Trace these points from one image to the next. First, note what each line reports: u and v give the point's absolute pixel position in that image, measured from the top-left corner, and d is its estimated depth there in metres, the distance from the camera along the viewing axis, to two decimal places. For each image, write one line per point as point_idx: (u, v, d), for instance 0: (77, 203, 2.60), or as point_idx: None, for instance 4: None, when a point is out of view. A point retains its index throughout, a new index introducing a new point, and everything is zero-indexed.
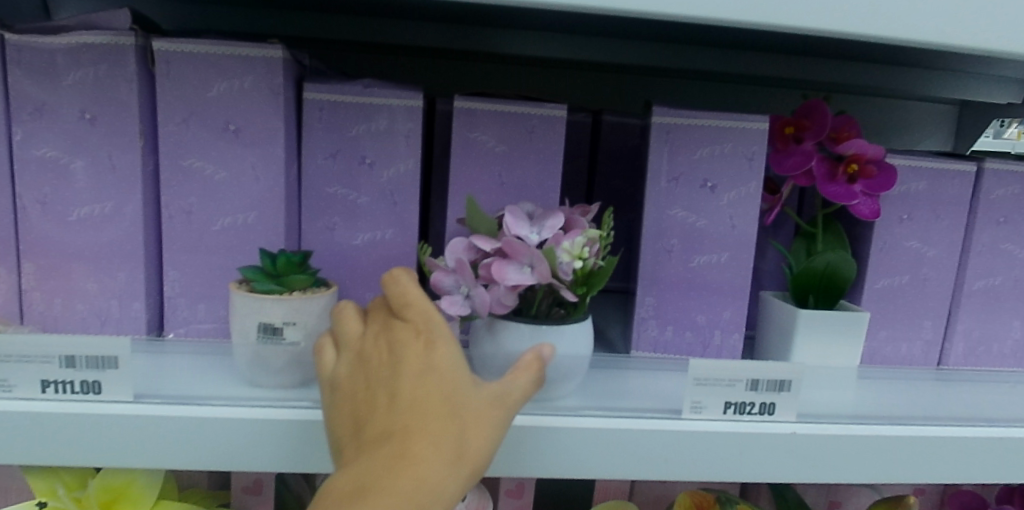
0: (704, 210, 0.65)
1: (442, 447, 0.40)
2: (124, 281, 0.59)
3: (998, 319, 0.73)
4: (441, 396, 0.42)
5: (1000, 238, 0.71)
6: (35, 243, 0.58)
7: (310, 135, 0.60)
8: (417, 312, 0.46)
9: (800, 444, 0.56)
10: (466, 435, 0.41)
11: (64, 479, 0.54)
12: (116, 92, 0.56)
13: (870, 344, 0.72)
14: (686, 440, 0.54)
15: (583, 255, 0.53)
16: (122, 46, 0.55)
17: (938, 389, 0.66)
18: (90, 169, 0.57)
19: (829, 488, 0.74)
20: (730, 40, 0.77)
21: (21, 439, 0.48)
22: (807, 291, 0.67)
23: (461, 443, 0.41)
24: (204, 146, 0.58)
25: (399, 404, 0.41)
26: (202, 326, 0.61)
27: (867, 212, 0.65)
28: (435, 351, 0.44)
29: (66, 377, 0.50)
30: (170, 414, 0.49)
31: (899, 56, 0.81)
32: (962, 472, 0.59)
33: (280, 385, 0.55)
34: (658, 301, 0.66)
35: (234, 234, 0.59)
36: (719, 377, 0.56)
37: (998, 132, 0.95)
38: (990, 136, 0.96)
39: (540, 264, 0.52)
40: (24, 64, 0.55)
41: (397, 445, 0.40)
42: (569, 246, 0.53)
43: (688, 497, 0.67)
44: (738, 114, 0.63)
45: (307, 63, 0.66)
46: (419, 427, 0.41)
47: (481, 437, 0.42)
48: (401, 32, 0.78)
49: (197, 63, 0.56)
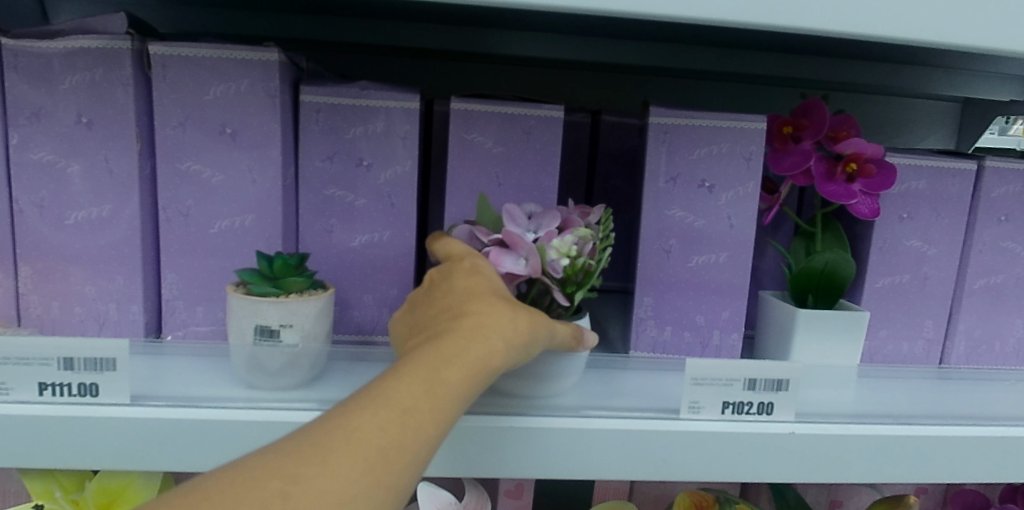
0: (702, 210, 0.64)
1: (499, 310, 0.44)
2: (122, 284, 0.59)
3: (1000, 318, 0.72)
4: (490, 286, 0.47)
5: (1001, 236, 0.70)
6: (33, 246, 0.58)
7: (307, 137, 0.60)
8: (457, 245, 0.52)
9: (799, 444, 0.55)
10: (518, 307, 0.45)
11: (61, 481, 0.54)
12: (113, 95, 0.56)
13: (871, 343, 0.71)
14: (684, 440, 0.54)
15: (572, 253, 0.53)
16: (118, 50, 0.55)
17: (939, 388, 0.66)
18: (87, 173, 0.57)
19: (830, 488, 0.73)
20: (729, 39, 0.77)
21: (19, 441, 0.49)
22: (806, 291, 0.67)
23: (516, 311, 0.45)
24: (201, 149, 0.58)
25: (456, 291, 0.46)
26: (200, 329, 0.61)
27: (866, 211, 0.64)
28: (480, 263, 0.49)
29: (63, 380, 0.50)
30: (168, 416, 0.49)
31: (900, 54, 0.81)
32: (963, 472, 0.58)
33: (277, 387, 0.55)
34: (656, 301, 0.66)
35: (231, 236, 0.59)
36: (717, 377, 0.56)
37: (1003, 128, 0.94)
38: (994, 132, 0.95)
39: (535, 258, 0.51)
40: (21, 69, 0.55)
41: (459, 311, 0.44)
42: (559, 245, 0.53)
43: (688, 497, 0.67)
44: (735, 114, 0.63)
45: (305, 66, 0.66)
46: (476, 298, 0.45)
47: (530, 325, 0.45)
48: (399, 33, 0.78)
49: (193, 66, 0.56)
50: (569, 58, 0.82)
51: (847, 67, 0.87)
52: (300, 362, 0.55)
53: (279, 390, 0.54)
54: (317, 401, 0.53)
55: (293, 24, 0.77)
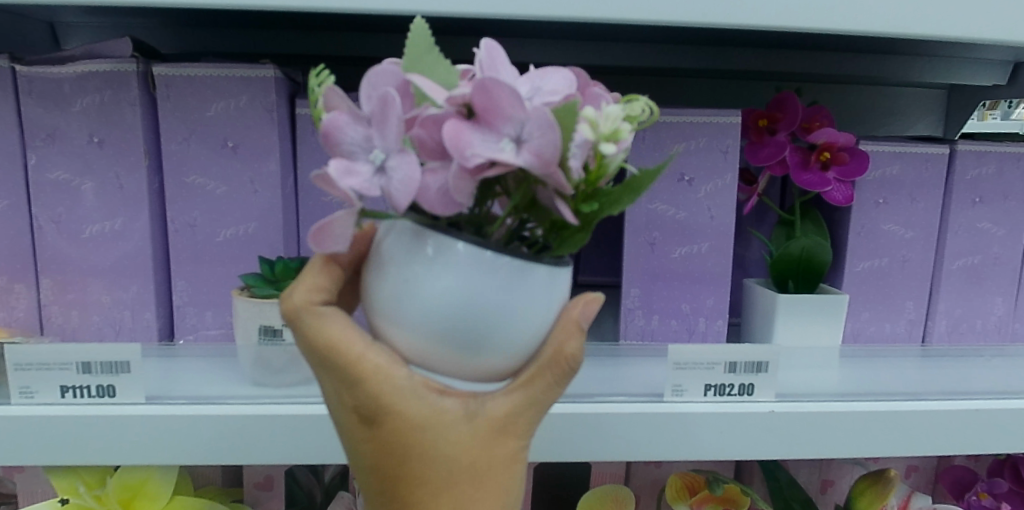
0: (683, 203, 0.67)
1: (473, 470, 0.36)
2: (135, 293, 0.63)
3: (979, 297, 0.75)
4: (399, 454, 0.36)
5: (977, 217, 0.73)
6: (51, 260, 0.62)
7: (304, 147, 0.63)
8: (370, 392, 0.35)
9: (780, 422, 0.58)
10: (463, 443, 0.36)
11: (84, 478, 0.58)
12: (121, 115, 0.60)
13: (853, 325, 0.74)
14: (669, 421, 0.57)
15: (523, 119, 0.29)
16: (125, 72, 0.59)
17: (920, 366, 0.68)
18: (101, 189, 0.61)
19: (821, 467, 0.76)
20: (708, 38, 0.80)
21: (44, 440, 0.52)
22: (786, 277, 0.70)
23: (467, 446, 0.36)
24: (205, 162, 0.61)
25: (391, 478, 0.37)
26: (210, 332, 0.64)
27: (840, 198, 0.68)
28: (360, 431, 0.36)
29: (83, 382, 0.54)
30: (182, 413, 0.53)
31: (878, 45, 0.83)
32: (941, 445, 0.60)
33: (282, 384, 0.58)
34: (643, 292, 0.68)
35: (236, 244, 0.63)
36: (699, 361, 0.58)
37: (1005, 111, 0.97)
38: (997, 116, 0.98)
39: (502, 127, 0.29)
40: (36, 93, 0.59)
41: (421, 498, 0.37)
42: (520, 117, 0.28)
43: (679, 479, 0.69)
44: (711, 109, 0.66)
45: (301, 80, 0.70)
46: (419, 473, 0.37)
47: (498, 421, 0.36)
48: (392, 46, 0.81)
49: (194, 84, 0.60)
50: (553, 61, 0.85)
51: (828, 61, 0.89)
52: (302, 359, 0.58)
53: (282, 387, 0.58)
54: (319, 394, 0.57)
55: (289, 41, 0.80)
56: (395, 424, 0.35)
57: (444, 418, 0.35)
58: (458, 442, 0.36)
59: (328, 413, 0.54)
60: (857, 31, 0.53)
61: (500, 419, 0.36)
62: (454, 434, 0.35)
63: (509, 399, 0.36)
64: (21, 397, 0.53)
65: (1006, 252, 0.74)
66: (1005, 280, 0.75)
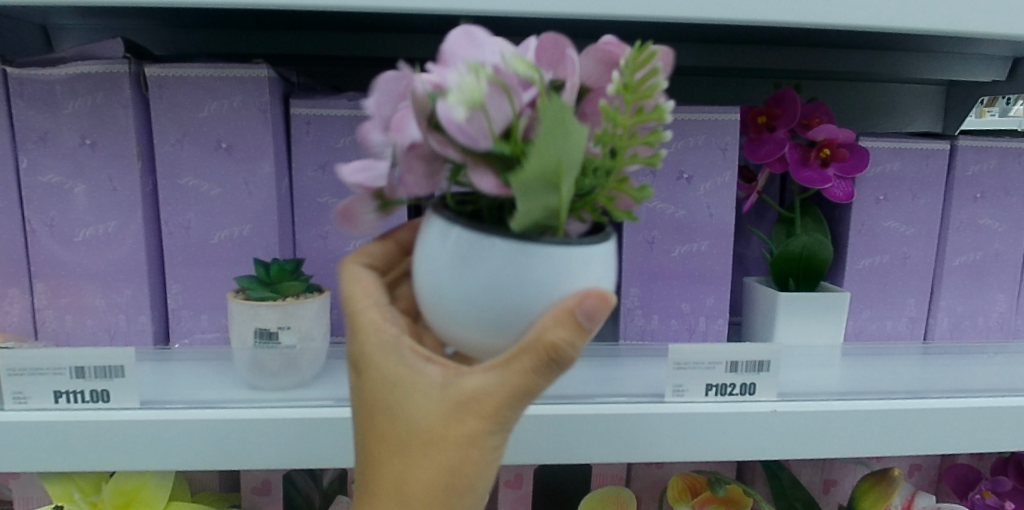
0: (682, 201, 0.67)
1: (434, 447, 0.36)
2: (130, 297, 0.62)
3: (981, 294, 0.74)
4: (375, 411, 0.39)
5: (978, 213, 0.72)
6: (44, 264, 0.61)
7: (299, 148, 0.63)
8: (365, 340, 0.39)
9: (782, 421, 0.57)
10: (426, 415, 0.36)
11: (79, 484, 0.57)
12: (114, 117, 0.59)
13: (855, 323, 0.73)
14: (670, 421, 0.56)
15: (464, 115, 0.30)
16: (117, 73, 0.59)
17: (923, 364, 0.68)
18: (93, 192, 0.60)
19: (823, 466, 0.75)
20: (707, 36, 0.79)
21: (37, 446, 0.52)
22: (786, 274, 0.69)
23: (430, 418, 0.36)
24: (198, 164, 0.61)
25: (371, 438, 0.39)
26: (206, 336, 0.64)
27: (840, 195, 0.67)
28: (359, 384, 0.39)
29: (76, 387, 0.53)
30: (176, 418, 0.52)
31: (877, 41, 0.82)
32: (945, 443, 0.60)
33: (278, 387, 0.57)
34: (643, 291, 0.68)
35: (232, 246, 0.62)
36: (699, 360, 0.58)
37: (1004, 108, 0.97)
38: (997, 113, 0.98)
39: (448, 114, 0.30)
40: (27, 96, 0.59)
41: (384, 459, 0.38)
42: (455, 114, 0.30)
43: (680, 480, 0.68)
44: (710, 107, 0.65)
45: (296, 80, 0.69)
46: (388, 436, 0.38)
47: (465, 404, 0.36)
48: (389, 45, 0.81)
49: (187, 85, 0.59)
50: None
51: (827, 57, 0.89)
52: (298, 361, 0.57)
53: (279, 390, 0.57)
54: (315, 397, 0.56)
55: (284, 41, 0.80)
56: (371, 374, 0.38)
57: (412, 382, 0.37)
58: (419, 410, 0.36)
59: (325, 417, 0.53)
60: (858, 26, 0.53)
61: (466, 396, 0.36)
62: (424, 401, 0.36)
63: (479, 379, 0.36)
64: (14, 403, 0.53)
65: (1008, 248, 0.73)
66: (1007, 276, 0.74)
